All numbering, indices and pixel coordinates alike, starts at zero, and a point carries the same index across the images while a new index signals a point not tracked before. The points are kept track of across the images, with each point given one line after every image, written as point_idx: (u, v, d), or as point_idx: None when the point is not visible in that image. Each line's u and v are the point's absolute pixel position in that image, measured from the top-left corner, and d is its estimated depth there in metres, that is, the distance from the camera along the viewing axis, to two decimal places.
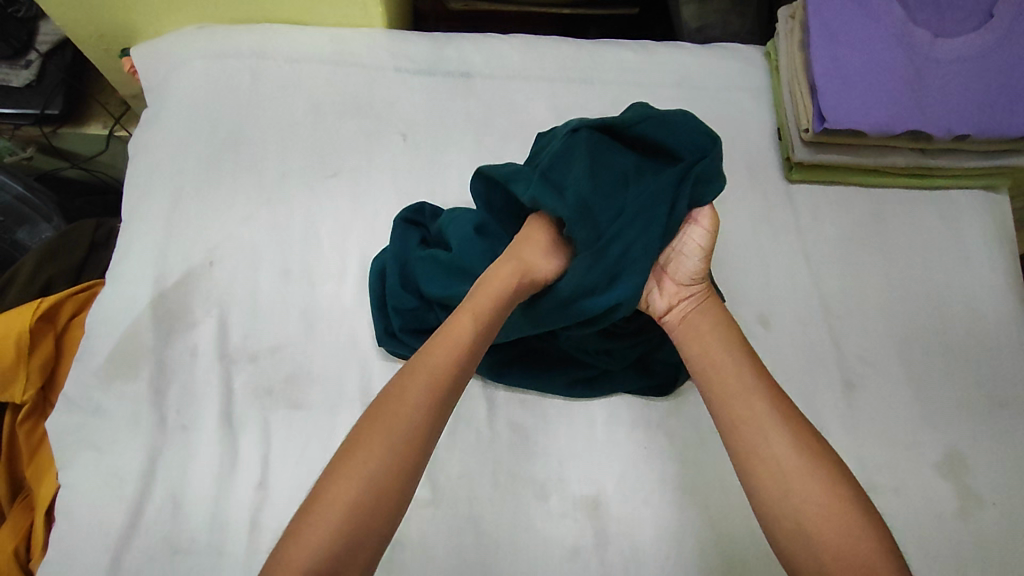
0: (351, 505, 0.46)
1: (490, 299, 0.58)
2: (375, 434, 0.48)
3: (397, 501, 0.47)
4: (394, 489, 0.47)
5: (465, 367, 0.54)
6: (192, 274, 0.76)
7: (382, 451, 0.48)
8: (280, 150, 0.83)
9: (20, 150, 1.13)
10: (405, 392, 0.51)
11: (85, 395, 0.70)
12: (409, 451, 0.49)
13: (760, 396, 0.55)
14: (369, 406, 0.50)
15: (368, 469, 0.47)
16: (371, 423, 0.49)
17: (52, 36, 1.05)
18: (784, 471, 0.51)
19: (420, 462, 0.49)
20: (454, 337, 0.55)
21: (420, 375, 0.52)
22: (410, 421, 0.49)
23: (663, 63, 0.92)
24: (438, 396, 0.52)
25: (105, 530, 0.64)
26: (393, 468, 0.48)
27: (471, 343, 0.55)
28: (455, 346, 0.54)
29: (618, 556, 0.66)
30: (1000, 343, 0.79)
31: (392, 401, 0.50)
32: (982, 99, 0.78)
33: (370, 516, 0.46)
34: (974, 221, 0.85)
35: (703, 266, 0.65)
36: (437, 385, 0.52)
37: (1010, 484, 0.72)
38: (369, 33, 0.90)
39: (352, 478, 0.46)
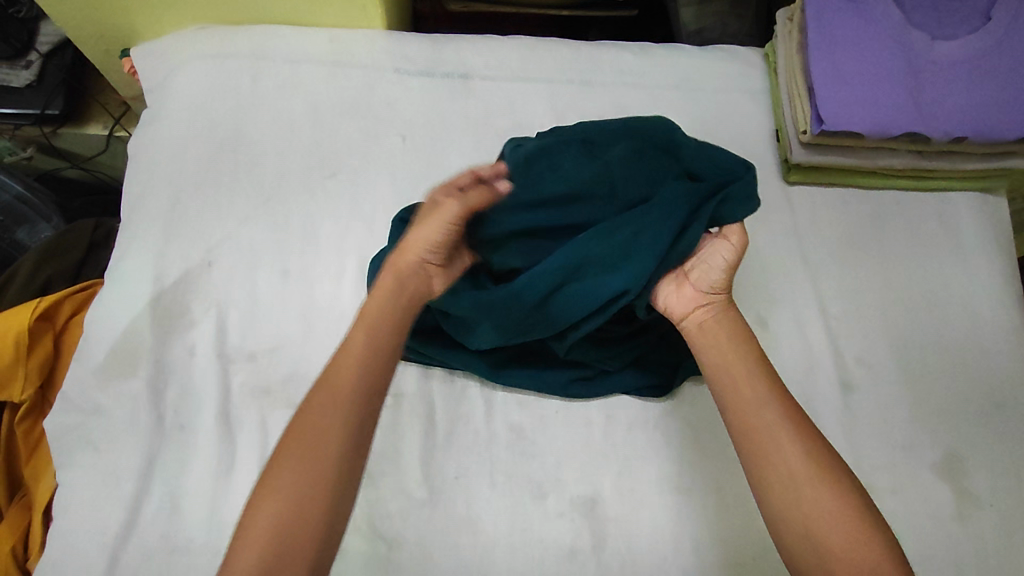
0: (269, 536, 0.46)
1: (382, 301, 0.57)
2: (287, 464, 0.48)
3: (321, 522, 0.47)
4: (313, 511, 0.47)
5: (371, 374, 0.53)
6: (190, 274, 0.76)
7: (290, 481, 0.47)
8: (279, 150, 0.83)
9: (20, 150, 1.13)
10: (311, 416, 0.50)
11: (83, 395, 0.70)
12: (322, 472, 0.48)
13: (772, 401, 0.54)
14: (280, 436, 0.50)
15: (280, 488, 0.47)
16: (283, 453, 0.49)
17: (53, 36, 1.05)
18: (797, 481, 0.50)
19: (340, 480, 0.49)
20: (353, 348, 0.53)
21: (319, 388, 0.52)
22: (320, 444, 0.49)
23: (662, 65, 0.92)
24: (339, 401, 0.51)
25: (104, 529, 0.65)
26: (307, 493, 0.47)
27: (371, 349, 0.54)
28: (356, 358, 0.53)
29: (615, 556, 0.66)
30: (999, 344, 0.79)
31: (297, 424, 0.50)
32: (980, 101, 0.78)
33: (294, 541, 0.46)
34: (972, 223, 0.85)
35: (726, 279, 0.62)
36: (343, 402, 0.51)
37: (1008, 485, 0.72)
38: (369, 34, 0.90)
39: (270, 509, 0.47)
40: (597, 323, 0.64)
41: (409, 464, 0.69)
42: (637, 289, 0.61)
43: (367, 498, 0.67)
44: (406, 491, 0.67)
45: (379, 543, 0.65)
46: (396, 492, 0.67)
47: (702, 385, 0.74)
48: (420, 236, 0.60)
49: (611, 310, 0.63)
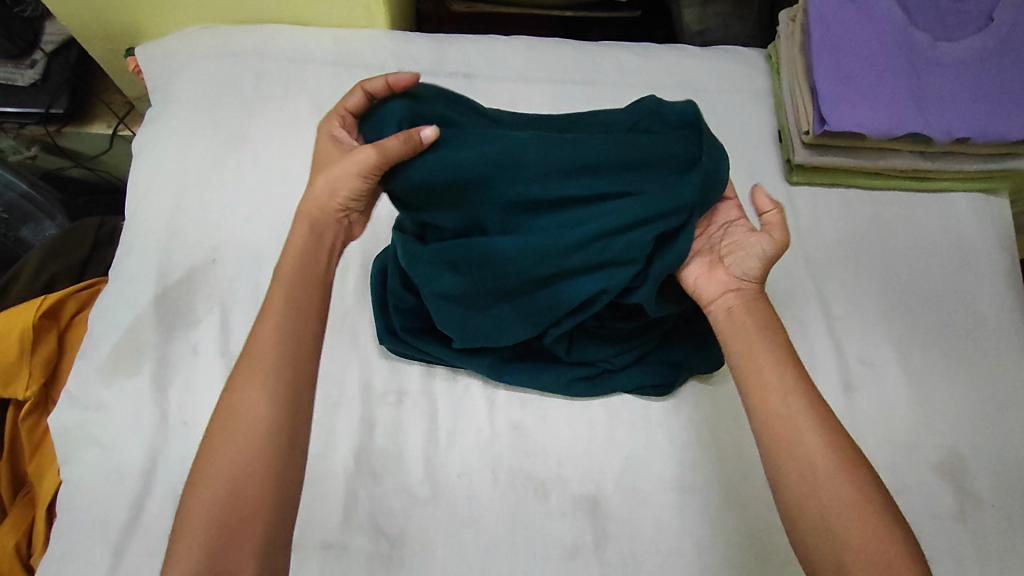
0: (213, 503, 0.48)
1: (294, 260, 0.57)
2: (222, 435, 0.50)
3: (265, 482, 0.49)
4: (253, 472, 0.49)
5: (294, 336, 0.54)
6: (194, 272, 0.76)
7: (226, 450, 0.50)
8: (283, 150, 0.84)
9: (25, 149, 1.14)
10: (237, 387, 0.52)
11: (87, 392, 0.70)
12: (256, 437, 0.50)
13: (797, 390, 0.53)
14: (213, 410, 0.52)
15: (215, 476, 0.49)
16: (218, 425, 0.51)
17: (57, 35, 1.06)
18: (818, 472, 0.50)
19: (277, 441, 0.51)
20: (271, 311, 0.55)
21: (241, 371, 0.52)
22: (251, 410, 0.51)
23: (664, 66, 0.92)
24: (264, 380, 0.52)
25: (107, 526, 0.65)
26: (245, 459, 0.50)
27: (289, 309, 0.55)
28: (275, 322, 0.54)
29: (616, 555, 0.66)
30: (1000, 345, 0.79)
31: (226, 410, 0.51)
32: (982, 103, 0.79)
33: (240, 504, 0.48)
34: (973, 223, 0.85)
35: (761, 269, 0.60)
36: (267, 369, 0.52)
37: (1008, 486, 0.72)
38: (372, 34, 0.91)
39: (212, 478, 0.49)
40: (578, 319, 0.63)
41: (410, 462, 0.69)
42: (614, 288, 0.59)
43: (369, 496, 0.67)
44: (408, 489, 0.68)
45: (380, 541, 0.65)
46: (398, 490, 0.67)
47: (704, 386, 0.74)
48: (332, 187, 0.58)
49: (595, 308, 0.61)
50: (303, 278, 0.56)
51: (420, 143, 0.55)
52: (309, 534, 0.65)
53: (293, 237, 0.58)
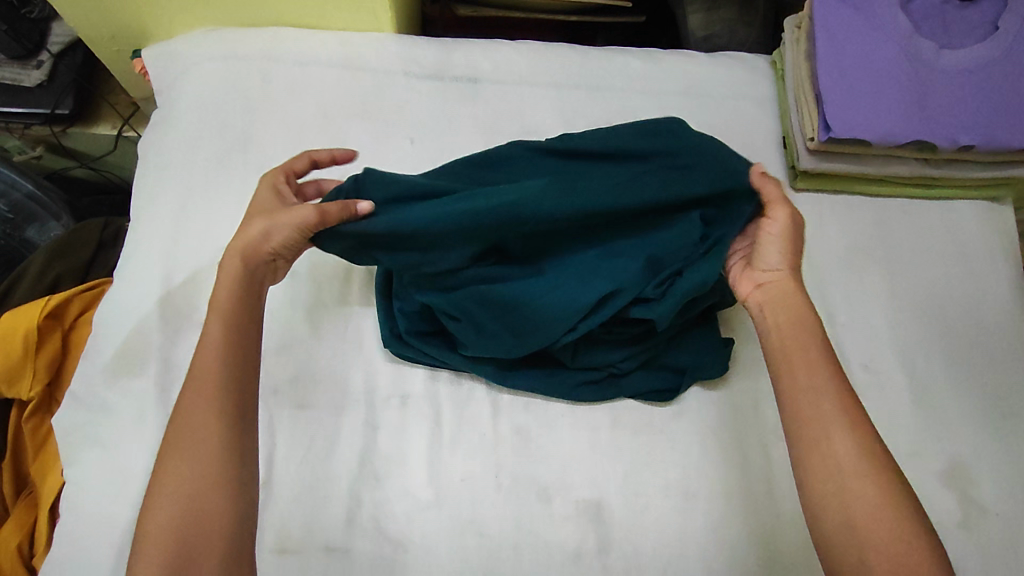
0: (171, 522, 0.49)
1: (228, 289, 0.59)
2: (175, 457, 0.51)
3: (221, 496, 0.50)
4: (208, 488, 0.50)
5: (232, 362, 0.55)
6: (199, 274, 0.76)
7: (181, 468, 0.50)
8: (288, 152, 0.84)
9: (30, 149, 1.15)
10: (180, 413, 0.53)
11: (91, 393, 0.70)
12: (207, 453, 0.51)
13: (829, 388, 0.53)
14: (163, 437, 0.53)
15: (171, 495, 0.49)
16: (167, 447, 0.52)
17: (63, 36, 1.06)
18: (853, 475, 0.50)
19: (227, 457, 0.51)
20: (208, 343, 0.56)
21: (186, 393, 0.53)
22: (198, 431, 0.52)
23: (669, 72, 0.92)
24: (211, 399, 0.53)
25: (110, 528, 0.65)
26: (198, 477, 0.50)
27: (227, 337, 0.56)
28: (213, 350, 0.55)
29: (619, 560, 0.66)
30: (1004, 353, 0.79)
31: (176, 433, 0.52)
32: (987, 110, 0.79)
33: (200, 517, 0.49)
34: (978, 231, 0.85)
35: (785, 253, 0.61)
36: (208, 392, 0.53)
37: (1012, 494, 0.72)
38: (379, 38, 0.91)
39: (169, 495, 0.50)
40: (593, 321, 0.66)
41: (413, 465, 0.69)
42: (629, 290, 0.64)
43: (373, 498, 0.67)
44: (411, 492, 0.68)
45: (384, 545, 0.65)
46: (400, 492, 0.67)
47: (708, 392, 0.74)
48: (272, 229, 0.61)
49: (604, 315, 0.65)
50: (239, 308, 0.58)
51: (357, 214, 0.64)
52: (313, 536, 0.65)
53: (225, 272, 0.60)
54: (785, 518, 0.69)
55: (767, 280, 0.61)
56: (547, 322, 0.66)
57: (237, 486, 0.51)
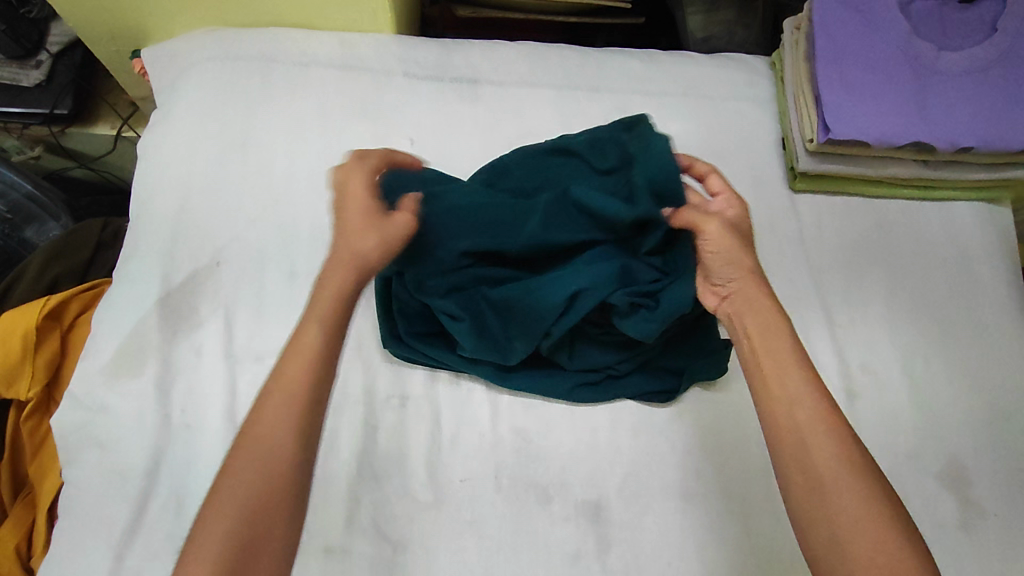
0: (226, 543, 0.45)
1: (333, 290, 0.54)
2: (244, 470, 0.47)
3: (283, 522, 0.47)
4: (272, 513, 0.47)
5: (324, 377, 0.51)
6: (198, 275, 0.76)
7: (248, 482, 0.47)
8: (287, 152, 0.84)
9: (28, 149, 1.15)
10: (263, 420, 0.49)
11: (90, 393, 0.70)
12: (280, 475, 0.47)
13: (808, 401, 0.51)
14: (234, 441, 0.49)
15: (234, 513, 0.46)
16: (237, 455, 0.48)
17: (63, 36, 1.06)
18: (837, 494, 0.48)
19: (297, 481, 0.48)
20: (303, 350, 0.51)
21: (270, 402, 0.49)
22: (275, 446, 0.48)
23: (668, 73, 0.92)
24: (297, 417, 0.49)
25: (109, 529, 0.65)
26: (265, 497, 0.47)
27: (323, 350, 0.52)
28: (308, 359, 0.51)
29: (618, 561, 0.66)
30: (1002, 355, 0.79)
31: (249, 445, 0.48)
32: (985, 112, 0.79)
33: (259, 542, 0.46)
34: (976, 233, 0.86)
35: (731, 265, 0.58)
36: (294, 406, 0.49)
37: (1010, 495, 0.72)
38: (379, 39, 0.91)
39: (231, 512, 0.46)
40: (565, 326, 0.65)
41: (412, 466, 0.69)
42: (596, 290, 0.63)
43: (372, 500, 0.67)
44: (411, 493, 0.68)
45: (382, 546, 0.65)
46: (400, 493, 0.67)
47: (707, 392, 0.74)
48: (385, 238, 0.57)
49: (574, 318, 0.64)
50: (339, 318, 0.54)
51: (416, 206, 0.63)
52: (311, 538, 0.65)
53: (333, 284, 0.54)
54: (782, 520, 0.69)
55: (728, 293, 0.58)
56: (524, 325, 0.67)
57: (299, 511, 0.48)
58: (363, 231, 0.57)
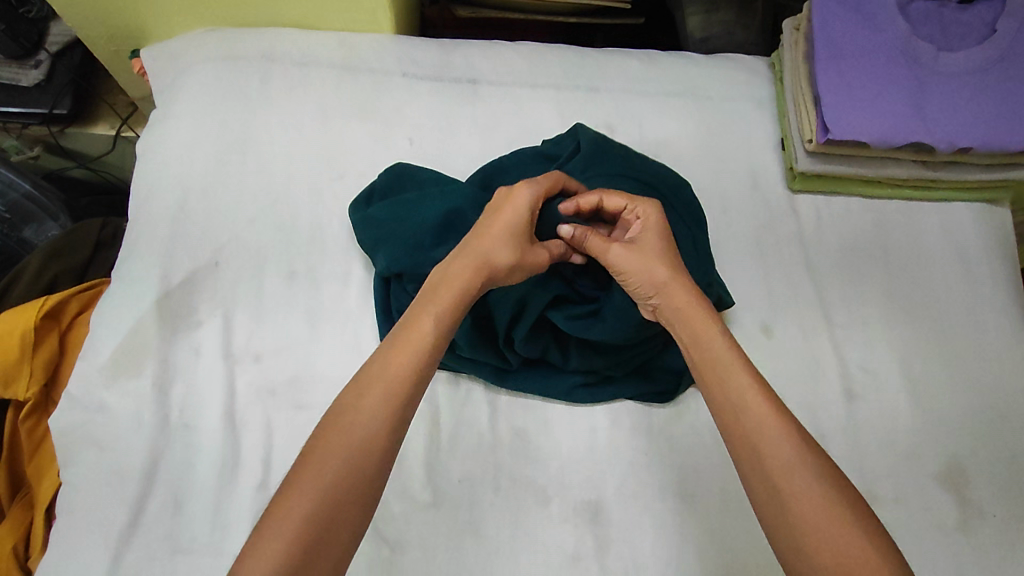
0: (308, 519, 0.44)
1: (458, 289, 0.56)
2: (333, 439, 0.47)
3: (363, 508, 0.46)
4: (353, 496, 0.46)
5: (425, 372, 0.52)
6: (197, 274, 0.76)
7: (339, 463, 0.46)
8: (286, 152, 0.84)
9: (27, 149, 1.15)
10: (363, 402, 0.49)
11: (88, 393, 0.70)
12: (371, 460, 0.47)
13: (755, 397, 0.51)
14: (330, 409, 0.49)
15: (324, 482, 0.45)
16: (330, 432, 0.47)
17: (62, 36, 1.05)
18: (786, 479, 0.47)
19: (382, 470, 0.48)
20: (416, 336, 0.53)
21: (377, 381, 0.50)
22: (371, 429, 0.48)
23: (668, 73, 0.92)
24: (398, 403, 0.50)
25: (107, 529, 0.65)
26: (355, 480, 0.46)
27: (433, 346, 0.53)
28: (417, 351, 0.52)
29: (617, 561, 0.66)
30: (1001, 355, 0.79)
31: (345, 417, 0.48)
32: (984, 112, 0.79)
33: (337, 526, 0.45)
34: (975, 234, 0.86)
35: (637, 283, 0.62)
36: (396, 393, 0.50)
37: (1009, 496, 0.72)
38: (378, 39, 0.91)
39: (316, 480, 0.45)
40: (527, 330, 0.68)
41: (411, 466, 0.68)
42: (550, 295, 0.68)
43: None
44: (409, 493, 0.67)
45: (381, 547, 0.65)
46: (399, 494, 0.67)
47: None
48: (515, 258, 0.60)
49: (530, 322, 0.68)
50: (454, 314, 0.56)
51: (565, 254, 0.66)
52: None
53: (454, 279, 0.57)
54: None
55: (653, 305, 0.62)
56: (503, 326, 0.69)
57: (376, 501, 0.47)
58: (503, 242, 0.60)
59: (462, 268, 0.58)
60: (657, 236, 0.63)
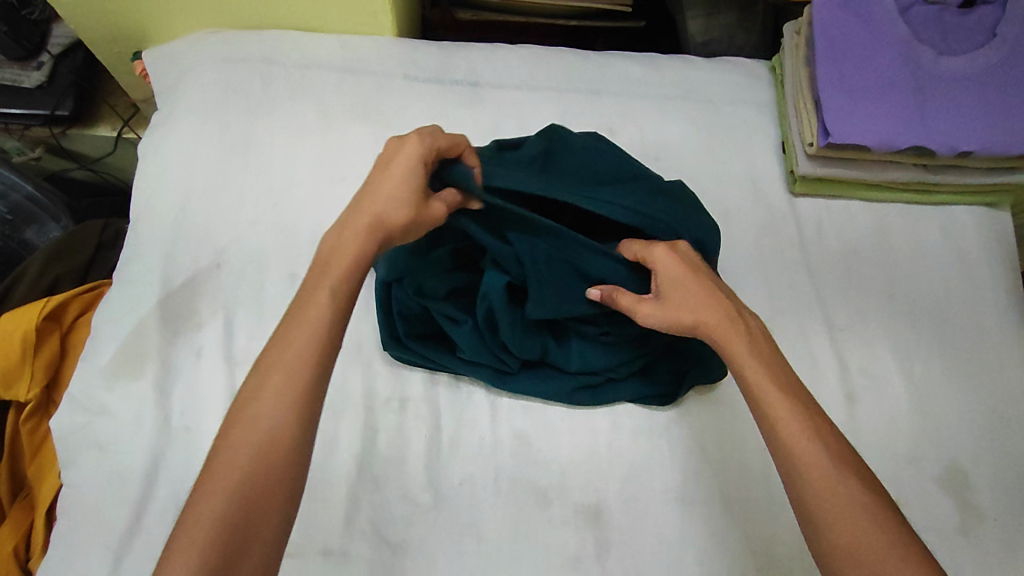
0: (219, 519, 0.45)
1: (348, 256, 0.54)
2: (234, 437, 0.47)
3: (280, 500, 0.47)
4: (264, 492, 0.46)
5: (326, 347, 0.51)
6: (199, 276, 0.76)
7: (245, 453, 0.47)
8: (288, 154, 0.84)
9: (29, 150, 1.15)
10: (262, 390, 0.49)
11: (89, 394, 0.70)
12: (276, 452, 0.47)
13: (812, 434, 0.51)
14: (232, 406, 0.49)
15: (231, 482, 0.46)
16: (233, 425, 0.48)
17: (65, 38, 1.06)
18: (828, 516, 0.48)
19: (297, 453, 0.48)
20: (311, 315, 0.51)
21: (274, 370, 0.49)
22: (273, 415, 0.48)
23: (669, 76, 0.92)
24: (298, 389, 0.49)
25: (109, 530, 0.65)
26: (261, 468, 0.47)
27: (333, 320, 0.52)
28: (314, 329, 0.51)
29: (618, 564, 0.66)
30: (1002, 359, 0.79)
31: (246, 413, 0.48)
32: (984, 116, 0.79)
33: (255, 512, 0.46)
34: (976, 237, 0.86)
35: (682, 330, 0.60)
36: (295, 381, 0.49)
37: (1010, 499, 0.72)
38: (380, 41, 0.91)
39: (222, 479, 0.46)
40: (508, 326, 0.67)
41: (411, 470, 0.69)
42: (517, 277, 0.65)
43: (371, 503, 0.67)
44: (410, 496, 0.67)
45: (382, 549, 0.65)
46: (400, 496, 0.67)
47: (706, 395, 0.74)
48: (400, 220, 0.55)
49: (506, 318, 0.67)
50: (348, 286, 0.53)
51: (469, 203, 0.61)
52: (311, 540, 0.65)
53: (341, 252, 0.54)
54: (782, 524, 0.69)
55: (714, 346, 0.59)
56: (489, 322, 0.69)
57: (293, 487, 0.48)
58: (389, 205, 0.55)
59: (342, 243, 0.55)
60: (675, 278, 0.60)
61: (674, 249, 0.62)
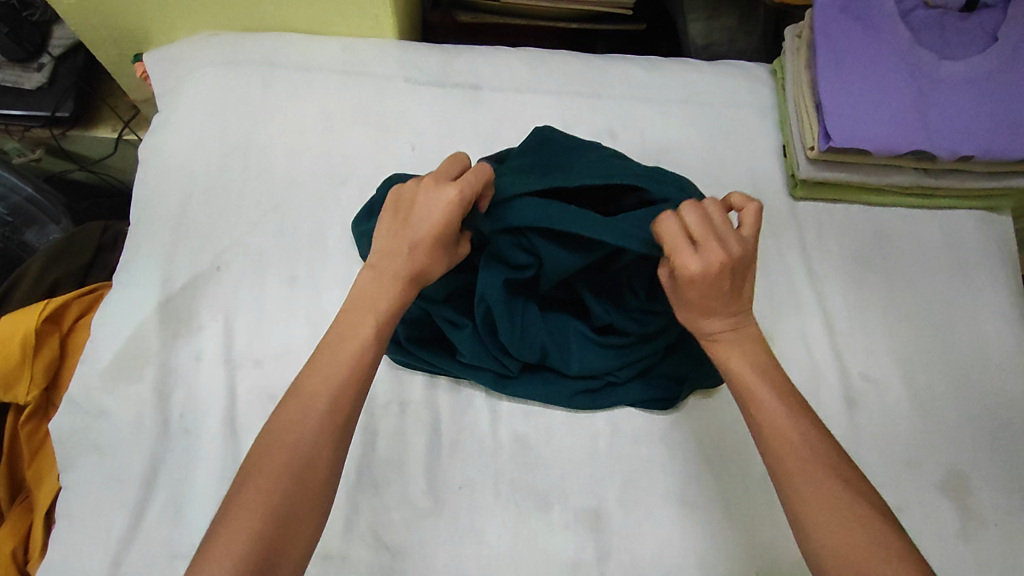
0: (260, 528, 0.46)
1: (390, 297, 0.58)
2: (275, 451, 0.49)
3: (315, 514, 0.49)
4: (302, 506, 0.48)
5: (367, 372, 0.55)
6: (199, 279, 0.76)
7: (287, 468, 0.49)
8: (289, 157, 0.84)
9: (29, 150, 1.15)
10: (308, 411, 0.51)
11: (89, 397, 0.70)
12: (317, 469, 0.50)
13: (796, 437, 0.53)
14: (272, 421, 0.51)
15: (273, 494, 0.48)
16: (274, 442, 0.50)
17: (66, 40, 1.06)
18: (812, 516, 0.50)
19: (332, 471, 0.51)
20: (353, 340, 0.55)
21: (318, 390, 0.52)
22: (315, 435, 0.50)
23: (670, 79, 0.92)
24: (341, 410, 0.52)
25: (107, 533, 0.64)
26: (302, 483, 0.49)
27: (373, 348, 0.56)
28: (356, 353, 0.54)
29: (618, 568, 0.66)
30: (1003, 364, 0.79)
31: (289, 430, 0.50)
32: (985, 121, 0.79)
33: (292, 525, 0.48)
34: (976, 241, 0.86)
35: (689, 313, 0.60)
36: (338, 402, 0.52)
37: (1011, 504, 0.72)
38: (381, 44, 0.91)
39: (261, 490, 0.48)
40: (507, 325, 0.67)
41: (411, 474, 0.68)
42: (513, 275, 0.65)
43: (370, 506, 0.67)
44: (410, 500, 0.67)
45: (382, 552, 0.65)
46: (400, 500, 0.67)
47: (706, 399, 0.74)
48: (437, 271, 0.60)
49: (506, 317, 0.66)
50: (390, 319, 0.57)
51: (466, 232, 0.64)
52: None
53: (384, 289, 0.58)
54: (783, 529, 0.69)
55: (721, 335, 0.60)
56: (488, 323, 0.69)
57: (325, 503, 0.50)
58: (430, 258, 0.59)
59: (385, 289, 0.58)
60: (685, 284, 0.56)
61: (699, 250, 0.55)
